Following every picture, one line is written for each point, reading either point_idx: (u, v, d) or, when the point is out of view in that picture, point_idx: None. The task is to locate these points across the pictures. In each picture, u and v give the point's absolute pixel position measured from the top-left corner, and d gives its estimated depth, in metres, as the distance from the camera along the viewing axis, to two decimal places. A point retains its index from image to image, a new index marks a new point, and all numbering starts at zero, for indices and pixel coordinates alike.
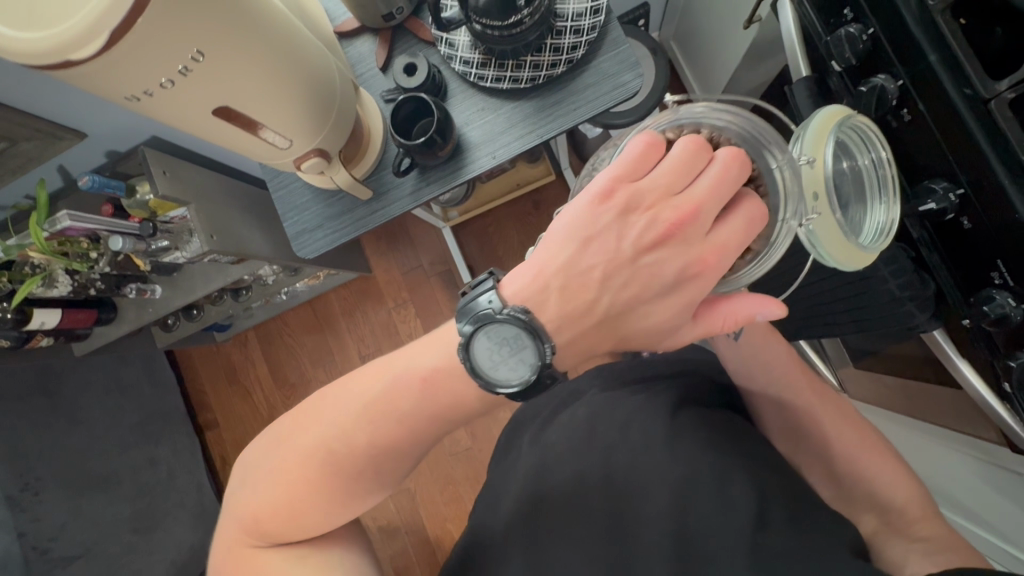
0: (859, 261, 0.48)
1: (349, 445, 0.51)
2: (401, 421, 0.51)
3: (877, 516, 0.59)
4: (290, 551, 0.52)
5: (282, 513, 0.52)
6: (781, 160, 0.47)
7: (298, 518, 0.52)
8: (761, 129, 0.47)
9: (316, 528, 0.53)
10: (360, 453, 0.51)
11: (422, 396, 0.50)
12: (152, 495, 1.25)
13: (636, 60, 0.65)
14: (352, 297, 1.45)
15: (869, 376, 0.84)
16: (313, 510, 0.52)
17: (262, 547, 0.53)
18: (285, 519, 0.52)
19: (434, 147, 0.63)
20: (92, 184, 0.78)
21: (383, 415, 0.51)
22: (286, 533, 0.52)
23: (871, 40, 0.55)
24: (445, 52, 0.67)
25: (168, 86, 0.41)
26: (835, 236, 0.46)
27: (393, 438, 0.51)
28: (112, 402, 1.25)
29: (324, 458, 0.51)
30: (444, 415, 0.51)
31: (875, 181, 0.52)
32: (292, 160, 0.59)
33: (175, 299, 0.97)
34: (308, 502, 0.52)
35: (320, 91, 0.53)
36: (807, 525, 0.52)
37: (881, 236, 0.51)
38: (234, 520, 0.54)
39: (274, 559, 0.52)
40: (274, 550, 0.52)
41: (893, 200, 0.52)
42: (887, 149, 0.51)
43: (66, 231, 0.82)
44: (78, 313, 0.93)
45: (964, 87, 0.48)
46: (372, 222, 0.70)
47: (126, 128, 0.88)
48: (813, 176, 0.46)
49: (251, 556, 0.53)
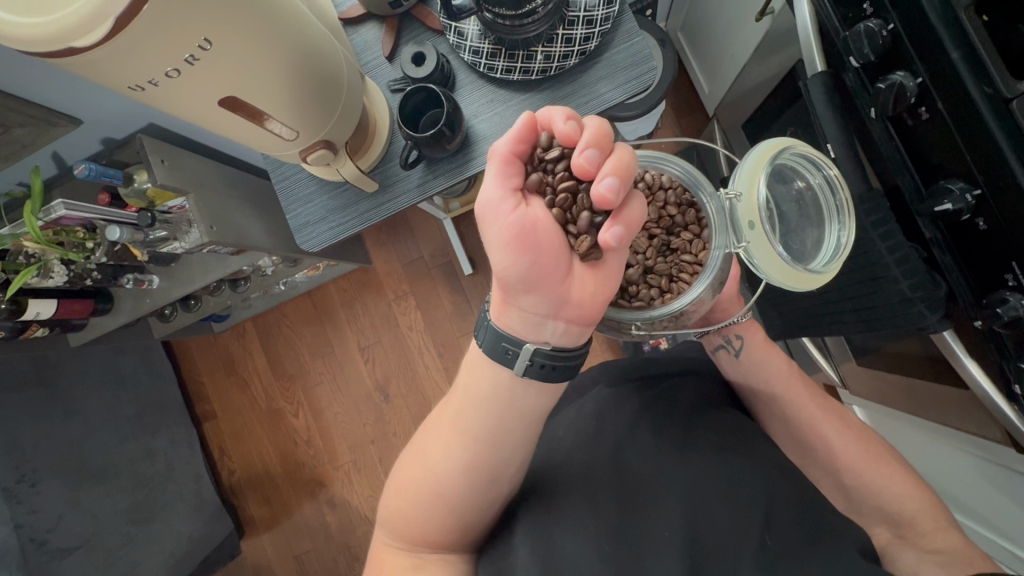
0: (803, 282, 0.49)
1: (449, 422, 0.52)
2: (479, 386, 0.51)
3: (890, 527, 0.60)
4: (415, 558, 0.52)
5: (411, 502, 0.52)
6: (710, 196, 0.52)
7: (405, 515, 0.53)
8: (699, 177, 0.53)
9: (436, 519, 0.52)
10: (456, 430, 0.51)
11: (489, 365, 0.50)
12: (150, 487, 1.24)
13: (648, 54, 0.64)
14: (352, 287, 1.43)
15: (871, 372, 0.84)
16: (420, 498, 0.52)
17: (390, 549, 0.53)
18: (399, 515, 0.53)
19: (442, 140, 0.62)
20: (88, 172, 0.76)
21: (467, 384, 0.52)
22: (412, 531, 0.52)
23: (890, 36, 0.54)
24: (454, 42, 0.65)
25: (174, 75, 0.40)
26: (772, 260, 0.47)
27: (490, 406, 0.50)
28: (109, 393, 1.24)
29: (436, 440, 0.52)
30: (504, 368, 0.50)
31: (830, 202, 0.54)
32: (298, 151, 0.57)
33: (173, 289, 0.96)
34: (429, 496, 0.52)
35: (327, 80, 0.52)
36: (814, 529, 0.52)
37: (836, 257, 0.52)
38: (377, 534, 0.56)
39: (399, 563, 0.52)
40: (406, 553, 0.52)
41: (851, 219, 0.53)
42: (835, 167, 0.53)
43: (61, 220, 0.79)
44: (73, 304, 0.92)
45: (986, 85, 0.47)
46: (378, 215, 0.69)
47: (122, 114, 0.86)
48: (744, 207, 0.49)
49: (387, 559, 0.53)
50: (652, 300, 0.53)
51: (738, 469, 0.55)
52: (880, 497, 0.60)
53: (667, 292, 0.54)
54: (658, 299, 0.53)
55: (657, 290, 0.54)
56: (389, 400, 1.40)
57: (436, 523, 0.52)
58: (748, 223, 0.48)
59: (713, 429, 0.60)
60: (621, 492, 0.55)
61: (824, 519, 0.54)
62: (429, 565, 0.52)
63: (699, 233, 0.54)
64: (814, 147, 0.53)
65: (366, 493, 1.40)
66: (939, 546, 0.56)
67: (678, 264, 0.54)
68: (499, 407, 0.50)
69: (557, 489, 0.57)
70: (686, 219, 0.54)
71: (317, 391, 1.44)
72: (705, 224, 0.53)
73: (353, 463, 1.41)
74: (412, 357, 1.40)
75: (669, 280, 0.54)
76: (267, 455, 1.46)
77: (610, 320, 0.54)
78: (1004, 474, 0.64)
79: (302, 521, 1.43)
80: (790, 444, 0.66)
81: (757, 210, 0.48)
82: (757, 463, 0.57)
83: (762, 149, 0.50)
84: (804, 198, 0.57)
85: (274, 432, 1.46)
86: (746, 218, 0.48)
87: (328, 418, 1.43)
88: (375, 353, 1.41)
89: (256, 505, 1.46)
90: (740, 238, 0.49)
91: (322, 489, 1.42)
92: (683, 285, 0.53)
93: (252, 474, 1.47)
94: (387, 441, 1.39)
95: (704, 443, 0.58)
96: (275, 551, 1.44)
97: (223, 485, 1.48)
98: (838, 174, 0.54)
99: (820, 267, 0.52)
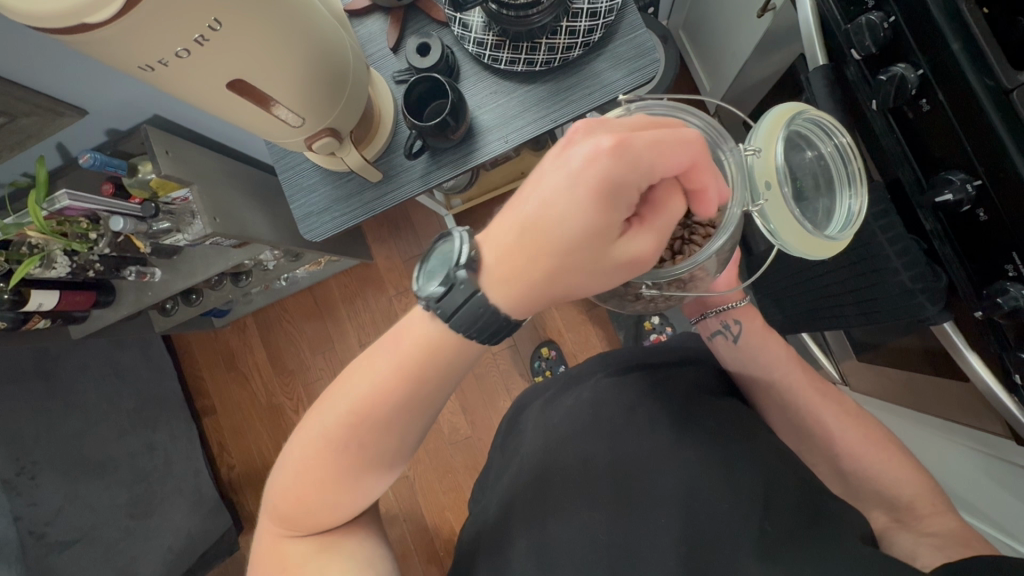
0: (821, 248, 0.48)
1: (338, 423, 0.46)
2: (414, 373, 0.45)
3: (888, 511, 0.60)
4: (321, 540, 0.50)
5: (301, 503, 0.48)
6: (729, 152, 0.49)
7: (305, 506, 0.48)
8: (721, 131, 0.49)
9: (340, 510, 0.49)
10: (370, 424, 0.45)
11: (432, 356, 0.45)
12: (149, 481, 1.24)
13: (652, 46, 0.65)
14: (353, 283, 1.44)
15: (871, 368, 0.84)
16: (324, 496, 0.48)
17: (287, 534, 0.50)
18: (293, 501, 0.48)
19: (447, 130, 0.62)
20: (93, 162, 0.76)
21: (401, 373, 0.45)
22: (313, 518, 0.49)
23: (891, 29, 0.55)
24: (459, 33, 0.66)
25: (184, 55, 0.40)
26: (785, 224, 0.47)
27: (385, 399, 0.45)
28: (110, 388, 1.24)
29: (318, 438, 0.46)
30: (418, 364, 0.45)
31: (841, 169, 0.54)
32: (303, 138, 0.57)
33: (176, 282, 0.97)
34: (335, 485, 0.48)
35: (336, 68, 0.52)
36: (815, 514, 0.53)
37: (852, 223, 0.52)
38: (267, 508, 0.51)
39: (301, 549, 0.49)
40: (301, 536, 0.50)
41: (862, 185, 0.54)
42: (847, 135, 0.53)
43: (64, 210, 0.80)
44: (76, 295, 0.92)
45: (986, 78, 0.48)
46: (381, 205, 0.69)
47: (127, 105, 0.86)
48: (761, 166, 0.47)
49: (279, 541, 0.50)
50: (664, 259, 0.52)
51: (739, 458, 0.55)
52: (881, 482, 0.61)
53: (679, 255, 0.52)
54: (669, 261, 0.52)
55: (668, 250, 0.52)
56: None
57: (340, 515, 0.50)
58: (765, 184, 0.47)
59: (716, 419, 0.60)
60: (619, 481, 0.55)
61: (829, 509, 0.54)
62: (336, 538, 0.51)
63: None
64: (825, 111, 0.52)
65: None
66: (935, 531, 0.57)
67: (688, 227, 0.53)
68: (423, 395, 0.46)
69: (558, 475, 0.57)
70: None
71: (317, 386, 1.44)
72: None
73: None
74: None
75: (680, 241, 0.52)
76: (267, 450, 1.45)
77: (620, 283, 0.53)
78: (1003, 467, 0.64)
79: None
80: (791, 431, 0.66)
81: (775, 171, 0.47)
82: (760, 452, 0.57)
83: (775, 115, 0.49)
84: (815, 167, 0.56)
85: (274, 428, 1.45)
86: (763, 179, 0.47)
87: None
88: None
89: (255, 500, 1.45)
90: (756, 200, 0.48)
91: None
92: (695, 247, 0.52)
93: (252, 469, 1.46)
94: None
95: (706, 432, 0.58)
96: None
97: (223, 481, 1.47)
98: (850, 142, 0.54)
99: (834, 234, 0.51)
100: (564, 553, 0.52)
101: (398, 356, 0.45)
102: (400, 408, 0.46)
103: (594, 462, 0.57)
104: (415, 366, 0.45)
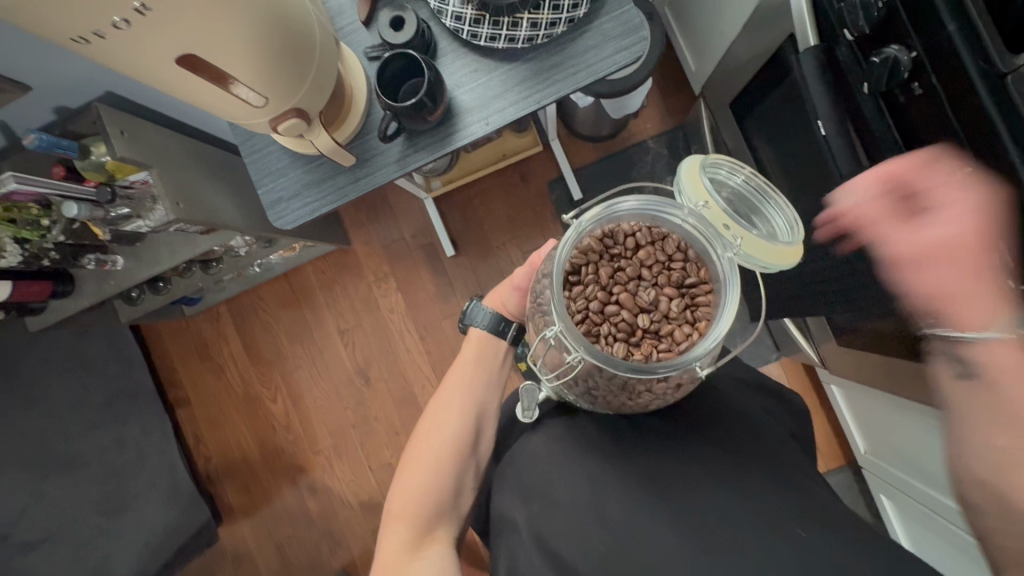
0: (790, 253, 0.46)
1: (434, 419, 0.61)
2: (475, 365, 0.64)
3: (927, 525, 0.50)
4: (422, 532, 0.56)
5: (413, 507, 0.57)
6: (683, 212, 0.44)
7: (422, 492, 0.57)
8: (661, 200, 0.44)
9: (439, 490, 0.58)
10: (458, 410, 0.61)
11: (480, 354, 0.65)
12: (120, 476, 1.20)
13: (639, 23, 0.62)
14: (330, 270, 1.39)
15: (852, 353, 0.85)
16: (433, 477, 0.58)
17: (400, 531, 0.56)
18: (412, 495, 0.57)
19: (423, 111, 0.59)
20: (39, 142, 0.70)
21: (468, 367, 0.64)
22: (422, 505, 0.57)
23: (886, 8, 0.53)
24: (436, 6, 0.61)
25: (123, 26, 0.37)
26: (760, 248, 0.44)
27: (469, 398, 0.62)
28: (74, 380, 1.19)
29: (424, 436, 0.60)
30: (475, 358, 0.65)
31: (756, 196, 0.51)
32: (267, 120, 0.53)
33: (139, 271, 0.91)
34: (441, 464, 0.58)
35: (301, 42, 0.48)
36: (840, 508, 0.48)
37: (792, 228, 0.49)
38: (382, 520, 0.58)
39: (407, 537, 0.55)
40: (408, 531, 0.56)
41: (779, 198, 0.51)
42: (746, 166, 0.52)
43: (11, 195, 0.73)
44: (30, 286, 0.85)
45: (982, 61, 0.47)
46: (356, 191, 0.65)
47: (77, 81, 0.80)
48: (712, 213, 0.44)
49: (392, 541, 0.55)
50: (691, 333, 0.43)
51: None
52: None
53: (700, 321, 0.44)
54: (695, 332, 0.43)
55: (685, 322, 0.44)
56: (369, 383, 1.37)
57: (442, 495, 0.58)
58: (725, 226, 0.44)
59: (717, 406, 0.56)
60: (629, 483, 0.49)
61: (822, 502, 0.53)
62: (430, 534, 0.56)
63: (685, 254, 0.45)
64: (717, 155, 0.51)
65: (347, 478, 1.37)
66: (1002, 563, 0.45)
67: (689, 294, 0.45)
68: (484, 376, 0.64)
69: (556, 476, 0.52)
70: (668, 251, 0.45)
71: (295, 375, 1.40)
72: (686, 246, 0.45)
73: (334, 448, 1.38)
74: (392, 339, 1.37)
75: (690, 309, 0.44)
76: (244, 440, 1.42)
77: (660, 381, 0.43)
78: None
79: (282, 507, 1.39)
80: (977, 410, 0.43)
81: (724, 212, 0.44)
82: None
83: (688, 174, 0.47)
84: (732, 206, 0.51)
85: (251, 418, 1.41)
86: (721, 223, 0.44)
87: (307, 402, 1.39)
88: (355, 336, 1.38)
89: (236, 492, 1.42)
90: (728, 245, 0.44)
91: (302, 475, 1.39)
92: (709, 305, 0.44)
93: (230, 460, 1.42)
94: (369, 426, 1.37)
95: None
96: (255, 538, 1.40)
97: (200, 474, 1.43)
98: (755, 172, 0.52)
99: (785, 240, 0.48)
100: (574, 555, 0.47)
101: (462, 361, 0.65)
102: (472, 390, 0.63)
103: (592, 471, 0.51)
104: (484, 368, 0.64)
